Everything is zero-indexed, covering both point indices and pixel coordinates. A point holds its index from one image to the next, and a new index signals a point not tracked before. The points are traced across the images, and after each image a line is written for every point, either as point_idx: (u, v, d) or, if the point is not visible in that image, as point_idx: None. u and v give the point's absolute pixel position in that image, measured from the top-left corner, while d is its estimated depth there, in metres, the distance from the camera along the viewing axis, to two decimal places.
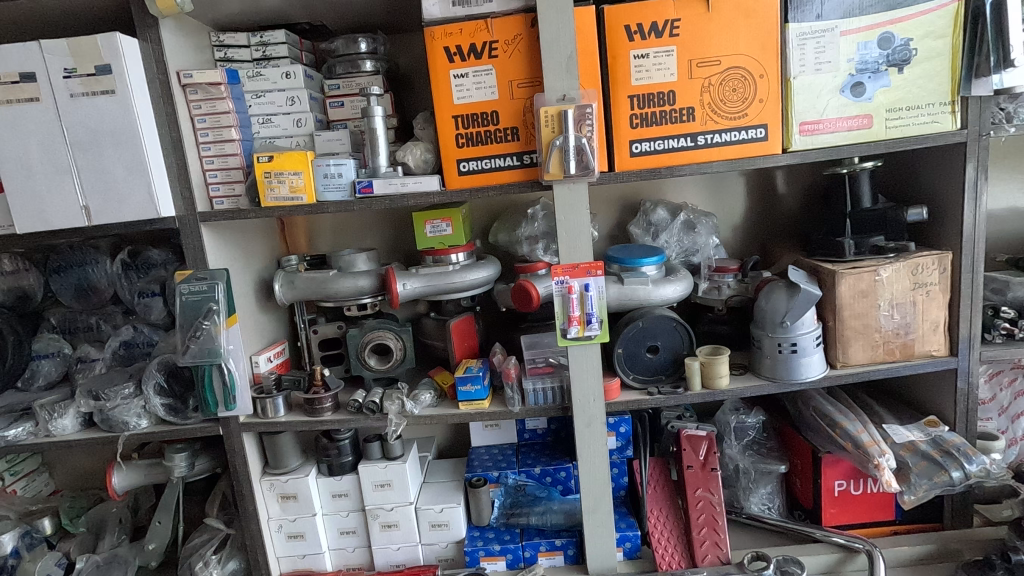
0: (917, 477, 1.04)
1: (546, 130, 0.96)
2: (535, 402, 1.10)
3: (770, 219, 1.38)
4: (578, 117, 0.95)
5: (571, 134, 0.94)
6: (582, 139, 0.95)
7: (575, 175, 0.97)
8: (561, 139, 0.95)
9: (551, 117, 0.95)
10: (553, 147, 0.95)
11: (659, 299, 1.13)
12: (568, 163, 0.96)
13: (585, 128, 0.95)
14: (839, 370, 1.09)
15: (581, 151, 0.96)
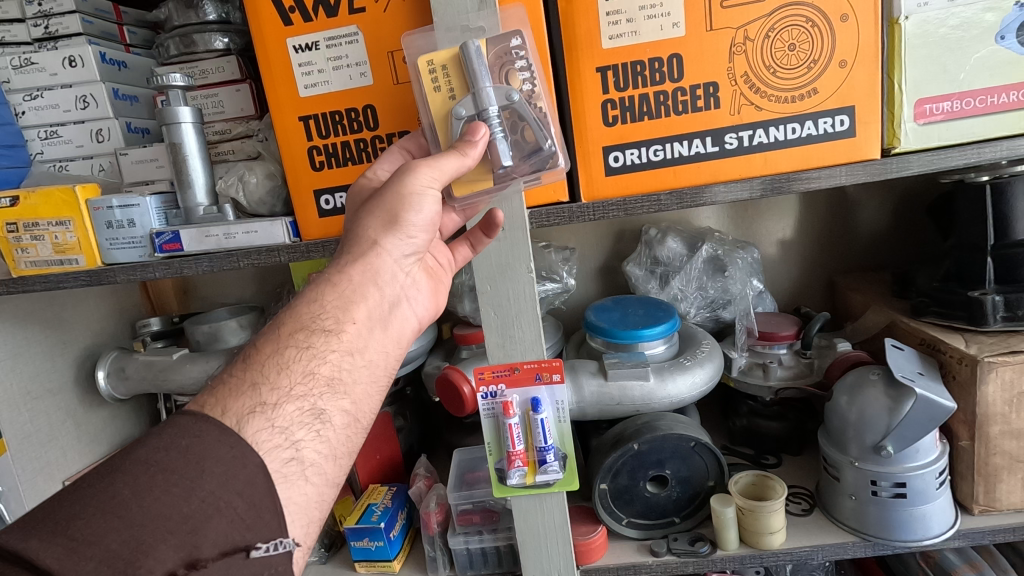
0: None
1: (439, 98, 0.50)
2: (466, 568, 0.69)
3: (839, 244, 0.93)
4: (499, 62, 0.50)
5: (489, 90, 0.48)
6: (515, 96, 0.49)
7: (518, 169, 0.50)
8: (467, 103, 0.48)
9: (442, 70, 0.49)
10: (456, 120, 0.48)
11: (666, 400, 0.69)
12: (493, 147, 0.48)
13: (516, 79, 0.50)
14: (979, 520, 0.64)
15: (518, 124, 0.50)
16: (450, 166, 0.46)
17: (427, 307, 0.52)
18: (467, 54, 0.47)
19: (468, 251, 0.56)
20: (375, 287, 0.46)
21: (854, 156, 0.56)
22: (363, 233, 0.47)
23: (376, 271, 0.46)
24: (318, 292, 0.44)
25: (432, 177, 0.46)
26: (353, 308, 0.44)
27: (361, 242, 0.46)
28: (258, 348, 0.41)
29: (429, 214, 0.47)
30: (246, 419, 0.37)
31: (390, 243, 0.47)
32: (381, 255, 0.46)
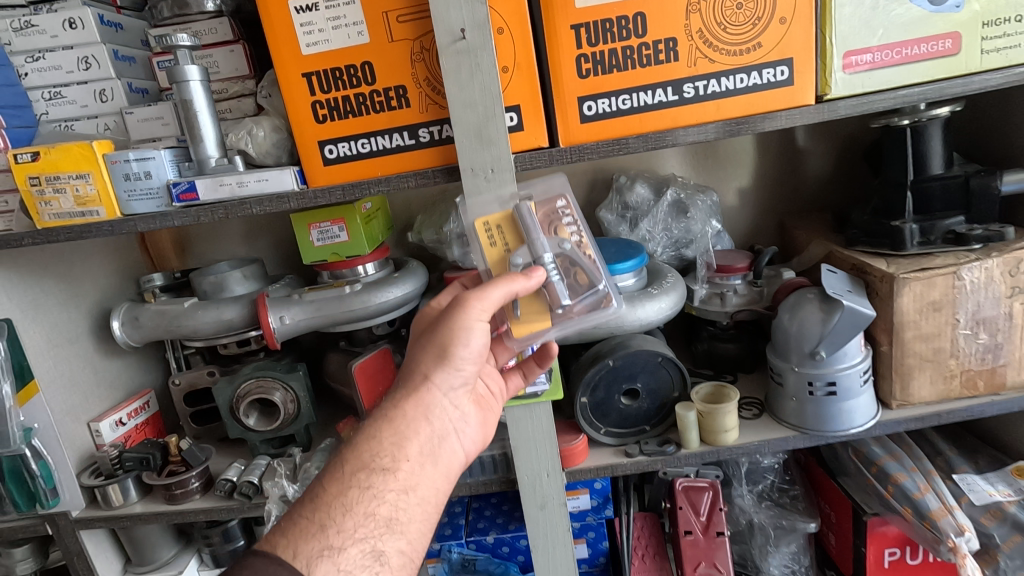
0: (1010, 559, 0.76)
1: (495, 252, 0.60)
2: (467, 476, 0.79)
3: (788, 188, 1.03)
4: (547, 220, 0.60)
5: (543, 243, 0.58)
6: (565, 245, 0.59)
7: (575, 308, 0.60)
8: (524, 254, 0.59)
9: (496, 228, 0.60)
10: (514, 268, 0.58)
11: (637, 324, 0.79)
12: (552, 288, 0.58)
13: (565, 233, 0.60)
14: (896, 412, 0.77)
15: (573, 266, 0.60)
16: (497, 297, 0.56)
17: (475, 438, 0.65)
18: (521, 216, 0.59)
19: (520, 379, 0.72)
20: (427, 422, 0.57)
21: (793, 102, 0.65)
22: (420, 358, 0.59)
23: (424, 392, 0.58)
24: (376, 429, 0.55)
25: (485, 303, 0.56)
26: (408, 447, 0.55)
27: (416, 373, 0.58)
28: (322, 488, 0.51)
29: (475, 347, 0.59)
30: (316, 561, 0.45)
31: (438, 375, 0.58)
32: (431, 389, 0.58)
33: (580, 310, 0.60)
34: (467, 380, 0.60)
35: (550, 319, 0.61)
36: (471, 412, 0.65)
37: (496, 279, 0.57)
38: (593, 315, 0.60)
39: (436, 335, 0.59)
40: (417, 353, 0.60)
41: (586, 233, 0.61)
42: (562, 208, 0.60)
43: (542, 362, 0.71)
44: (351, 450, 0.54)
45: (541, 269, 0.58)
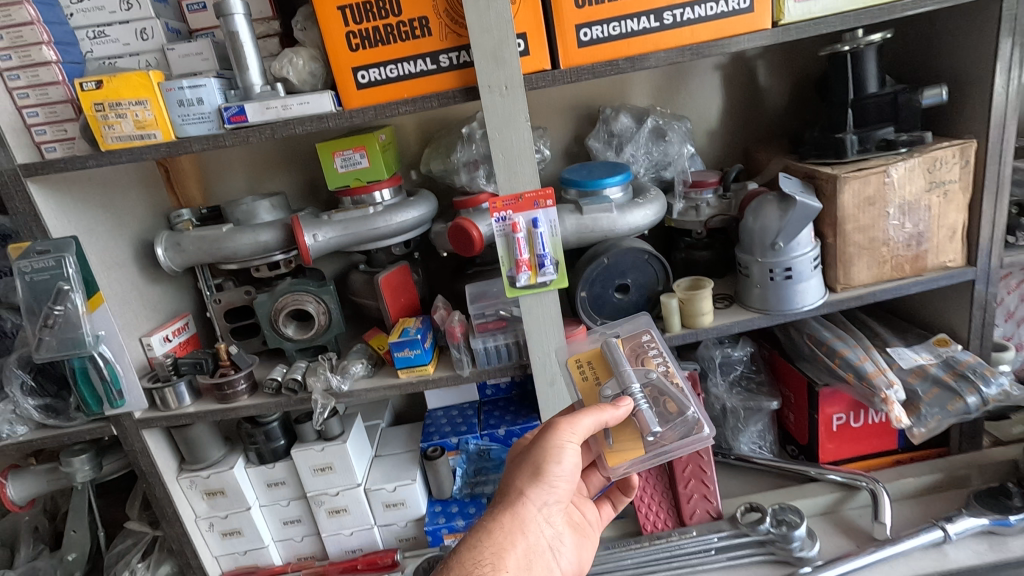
0: (929, 407, 0.92)
1: (587, 384, 0.75)
2: (486, 363, 0.93)
3: (752, 118, 1.17)
4: (634, 353, 0.77)
5: (629, 369, 0.71)
6: (651, 375, 0.72)
7: (664, 433, 0.67)
8: (613, 386, 0.71)
9: (587, 366, 0.77)
10: (603, 396, 0.70)
11: (626, 228, 0.93)
12: (643, 415, 0.66)
13: (650, 363, 0.75)
14: (840, 294, 0.93)
15: (661, 395, 0.70)
16: (589, 423, 0.65)
17: (574, 546, 0.73)
18: (609, 348, 0.75)
19: (610, 509, 0.84)
20: (523, 534, 0.65)
21: (752, 27, 0.79)
22: (516, 480, 0.68)
23: (523, 512, 0.65)
24: (479, 539, 0.64)
25: (578, 428, 0.65)
26: (510, 558, 0.63)
27: (514, 490, 0.67)
28: None
29: (569, 463, 0.67)
30: None
31: (533, 494, 0.66)
32: (526, 504, 0.66)
33: (671, 431, 0.67)
34: (561, 503, 0.68)
35: (642, 444, 0.68)
36: (567, 534, 0.73)
37: (587, 409, 0.67)
38: (684, 441, 0.67)
39: (532, 457, 0.68)
40: (511, 473, 0.70)
41: (672, 367, 0.74)
42: (645, 341, 0.79)
43: (626, 489, 0.84)
44: (460, 552, 0.63)
45: (626, 398, 0.68)
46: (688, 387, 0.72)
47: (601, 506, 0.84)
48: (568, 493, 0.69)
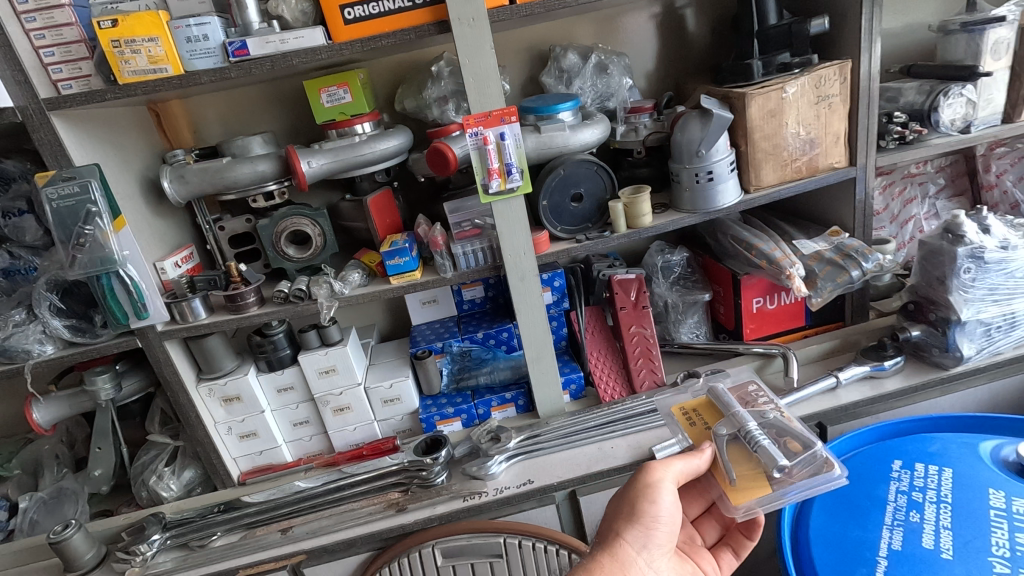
0: (824, 281, 1.15)
1: (697, 430, 0.89)
2: (466, 266, 1.09)
3: (681, 54, 1.34)
4: (747, 403, 0.90)
5: (739, 410, 0.85)
6: (769, 420, 0.84)
7: (796, 472, 0.76)
8: (731, 428, 0.83)
9: (694, 414, 0.92)
10: (720, 435, 0.83)
11: (578, 144, 1.10)
12: (766, 449, 0.76)
13: (760, 407, 0.88)
14: (753, 194, 1.13)
15: (781, 438, 0.81)
16: (679, 465, 0.80)
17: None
18: (716, 393, 0.90)
19: (732, 557, 0.90)
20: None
21: None
22: (614, 524, 0.76)
23: (622, 554, 0.73)
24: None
25: None
26: None
27: (611, 535, 0.75)
28: None
29: (667, 502, 0.76)
30: None
31: (631, 538, 0.74)
32: (623, 545, 0.73)
33: (798, 468, 0.76)
34: (661, 549, 0.76)
35: (768, 481, 0.77)
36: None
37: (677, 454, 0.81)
38: (814, 477, 0.75)
39: (629, 500, 0.77)
40: (608, 518, 0.79)
41: (786, 416, 0.86)
42: (753, 391, 0.93)
43: (750, 532, 0.90)
44: None
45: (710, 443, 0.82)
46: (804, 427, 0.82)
47: (722, 555, 0.90)
48: (669, 540, 0.76)
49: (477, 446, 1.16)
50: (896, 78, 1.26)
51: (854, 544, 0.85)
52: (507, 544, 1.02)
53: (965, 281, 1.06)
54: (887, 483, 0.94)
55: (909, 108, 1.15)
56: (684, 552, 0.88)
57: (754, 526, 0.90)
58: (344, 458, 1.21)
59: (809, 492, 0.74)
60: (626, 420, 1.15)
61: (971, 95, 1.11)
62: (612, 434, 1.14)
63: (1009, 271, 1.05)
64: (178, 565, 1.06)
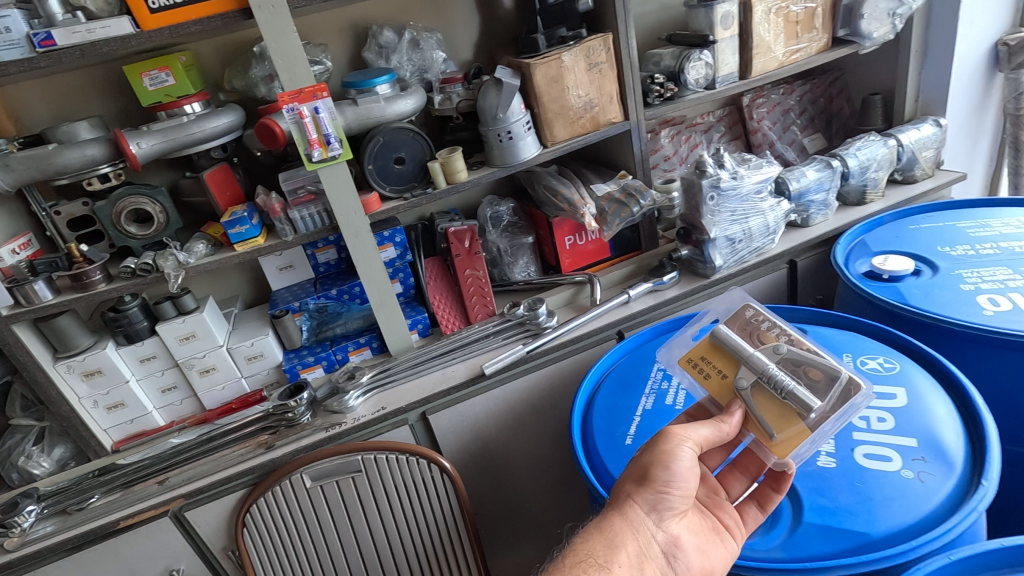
0: (612, 217, 1.41)
1: (712, 379, 0.81)
2: (305, 228, 1.23)
3: (493, 27, 1.52)
4: (750, 333, 0.80)
5: (754, 353, 0.77)
6: (783, 351, 0.76)
7: (831, 404, 0.73)
8: (747, 377, 0.77)
9: (701, 362, 0.82)
10: (741, 390, 0.77)
11: (395, 115, 1.25)
12: (794, 396, 0.73)
13: (768, 337, 0.79)
14: (549, 149, 1.36)
15: (807, 366, 0.75)
16: (705, 432, 0.77)
17: (694, 548, 0.78)
18: (720, 337, 0.80)
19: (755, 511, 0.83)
20: (632, 533, 0.76)
21: None
22: (625, 485, 0.79)
23: (632, 513, 0.77)
24: (591, 537, 0.76)
25: (688, 434, 0.77)
26: (624, 557, 0.74)
27: (620, 495, 0.78)
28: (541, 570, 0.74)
29: (683, 461, 0.77)
30: None
31: (641, 499, 0.77)
32: (633, 505, 0.77)
33: (834, 402, 0.73)
34: (673, 511, 0.78)
35: (805, 424, 0.73)
36: (695, 536, 0.80)
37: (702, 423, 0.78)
38: (846, 405, 0.72)
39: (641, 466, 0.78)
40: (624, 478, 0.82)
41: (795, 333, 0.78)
42: (753, 315, 0.81)
43: (777, 484, 0.83)
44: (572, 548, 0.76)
45: (734, 405, 0.78)
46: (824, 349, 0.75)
47: (746, 510, 0.84)
48: (682, 500, 0.78)
49: (336, 386, 1.33)
50: (663, 44, 1.52)
51: (620, 407, 1.13)
52: (365, 460, 1.21)
53: (714, 205, 1.36)
54: (653, 366, 1.22)
55: (667, 70, 1.42)
56: (705, 508, 0.85)
57: (781, 475, 0.82)
58: (215, 414, 1.33)
59: (842, 422, 0.73)
60: (466, 349, 1.37)
61: (709, 58, 1.39)
62: (454, 361, 1.36)
63: (740, 194, 1.37)
64: (58, 528, 1.15)
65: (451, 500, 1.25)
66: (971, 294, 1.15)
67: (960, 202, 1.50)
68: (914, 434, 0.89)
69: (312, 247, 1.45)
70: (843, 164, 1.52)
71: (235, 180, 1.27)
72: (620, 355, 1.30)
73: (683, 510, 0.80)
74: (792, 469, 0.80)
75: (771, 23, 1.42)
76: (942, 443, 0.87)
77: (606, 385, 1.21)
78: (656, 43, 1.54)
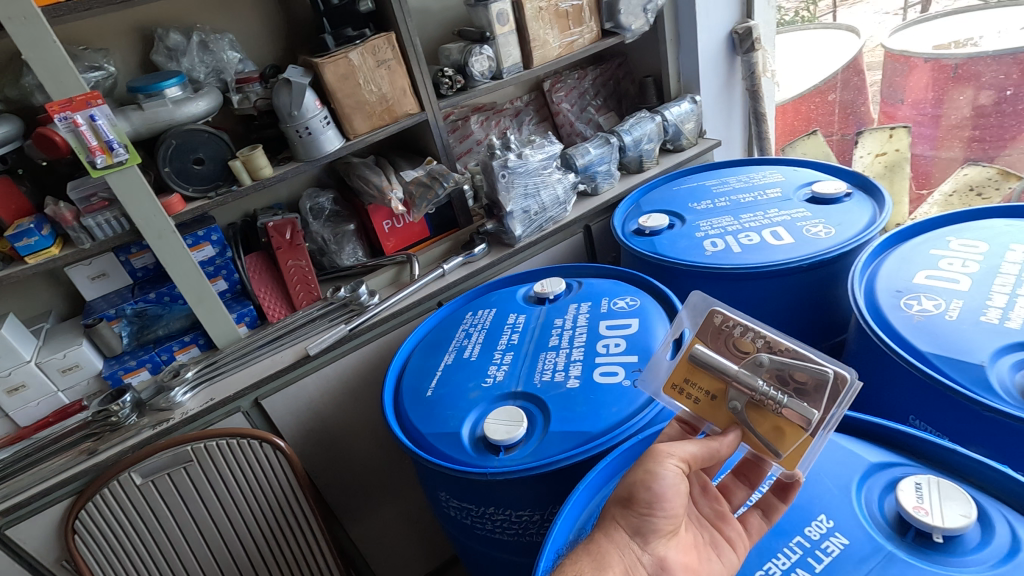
0: (420, 200, 1.56)
1: (699, 402, 0.72)
2: (103, 234, 1.25)
3: (291, 27, 1.58)
4: (722, 343, 0.70)
5: (737, 369, 0.67)
6: (764, 361, 0.66)
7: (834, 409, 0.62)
8: (735, 397, 0.68)
9: (682, 385, 0.73)
10: (732, 411, 0.69)
11: (186, 116, 1.29)
12: (786, 410, 0.64)
13: (746, 345, 0.68)
14: (352, 141, 1.46)
15: (795, 370, 0.64)
16: (695, 452, 0.70)
17: (681, 568, 0.69)
18: (694, 358, 0.70)
19: (756, 518, 0.77)
20: (617, 553, 0.66)
21: None
22: (609, 507, 0.70)
23: (617, 536, 0.68)
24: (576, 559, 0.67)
25: (676, 452, 0.70)
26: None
27: (604, 516, 0.69)
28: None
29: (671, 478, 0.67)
30: None
31: (626, 522, 0.68)
32: (617, 525, 0.68)
33: (829, 405, 0.63)
34: (659, 533, 0.68)
35: (806, 435, 0.64)
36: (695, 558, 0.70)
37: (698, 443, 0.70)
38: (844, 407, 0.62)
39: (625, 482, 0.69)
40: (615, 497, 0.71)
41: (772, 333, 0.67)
42: (724, 321, 0.70)
43: (784, 494, 0.77)
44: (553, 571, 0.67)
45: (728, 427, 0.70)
46: (806, 347, 0.65)
47: (749, 519, 0.77)
48: (669, 522, 0.68)
49: (161, 385, 1.36)
50: (455, 39, 1.68)
51: (427, 366, 1.29)
52: (195, 449, 1.27)
53: (506, 183, 1.55)
54: (459, 327, 1.39)
55: (456, 64, 1.58)
56: (705, 518, 0.76)
57: (790, 486, 0.76)
58: (29, 429, 1.30)
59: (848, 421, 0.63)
60: (293, 335, 1.45)
61: (490, 53, 1.56)
62: (283, 347, 1.44)
63: (528, 171, 1.58)
64: None
65: (288, 476, 1.35)
66: (701, 240, 1.43)
67: (715, 164, 1.82)
68: (637, 354, 1.14)
69: (125, 254, 1.43)
70: (620, 140, 1.79)
71: (19, 192, 1.24)
72: (428, 329, 1.45)
73: (672, 530, 0.70)
74: (801, 479, 0.72)
75: (543, 19, 1.62)
76: None
77: (418, 350, 1.37)
78: (450, 38, 1.71)
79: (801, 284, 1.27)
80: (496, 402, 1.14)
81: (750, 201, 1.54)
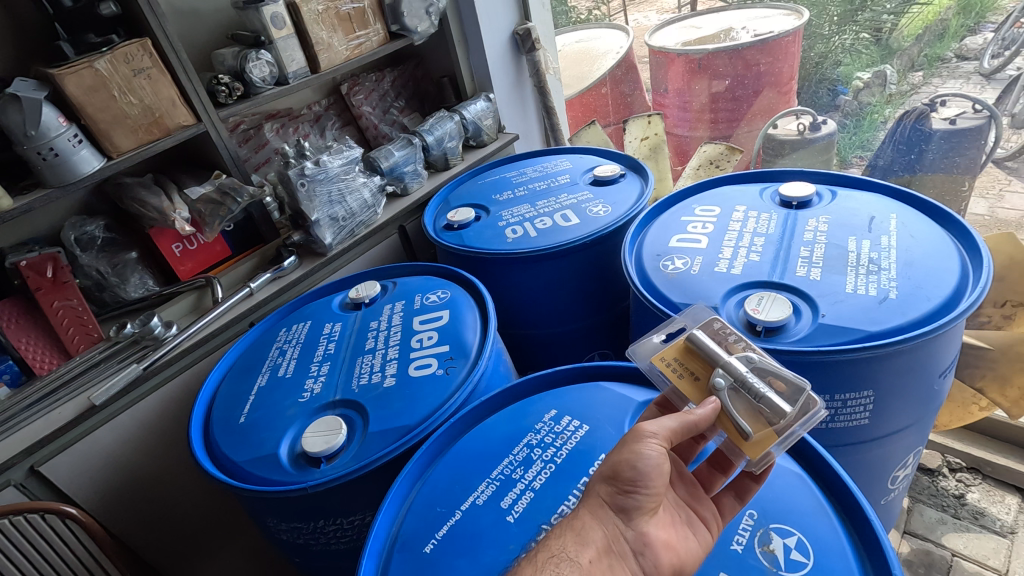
0: (210, 218, 1.46)
1: (682, 380, 0.75)
2: None
3: (18, 35, 1.36)
4: (719, 340, 0.77)
5: (730, 357, 0.72)
6: (750, 363, 0.72)
7: (801, 415, 0.67)
8: (721, 377, 0.71)
9: (672, 364, 0.77)
10: (716, 389, 0.70)
11: None
12: (765, 398, 0.67)
13: (736, 348, 0.76)
14: (116, 159, 1.30)
15: (774, 377, 0.71)
16: (671, 422, 0.68)
17: (661, 544, 0.67)
18: (695, 340, 0.75)
19: (728, 504, 0.76)
20: (598, 527, 0.66)
21: None
22: (594, 483, 0.69)
23: (600, 513, 0.67)
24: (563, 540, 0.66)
25: (655, 421, 0.68)
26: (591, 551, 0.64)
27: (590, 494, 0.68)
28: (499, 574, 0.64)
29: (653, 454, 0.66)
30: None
31: (609, 497, 0.67)
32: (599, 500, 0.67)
33: (798, 413, 0.67)
34: (641, 509, 0.66)
35: (773, 429, 0.67)
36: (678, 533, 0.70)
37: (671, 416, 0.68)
38: (808, 414, 0.66)
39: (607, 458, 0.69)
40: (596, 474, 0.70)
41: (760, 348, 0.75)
42: (720, 327, 0.79)
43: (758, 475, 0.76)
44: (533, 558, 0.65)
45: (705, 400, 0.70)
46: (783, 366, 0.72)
47: (723, 501, 0.76)
48: (652, 498, 0.66)
49: None
50: (229, 43, 1.59)
51: (238, 392, 1.22)
52: None
53: (307, 191, 1.51)
54: (273, 346, 1.33)
55: (231, 71, 1.49)
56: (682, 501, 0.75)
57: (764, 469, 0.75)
58: None
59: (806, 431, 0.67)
60: (72, 386, 1.26)
61: (269, 58, 1.50)
62: (60, 401, 1.23)
63: (329, 177, 1.56)
64: None
65: (87, 545, 1.19)
66: (503, 228, 1.53)
67: (513, 156, 1.95)
68: (450, 343, 1.19)
69: None
70: (422, 140, 1.84)
71: None
72: (238, 353, 1.36)
73: (654, 506, 0.68)
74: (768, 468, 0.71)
75: (325, 22, 1.59)
76: (466, 345, 1.18)
77: (227, 378, 1.28)
78: (225, 42, 1.63)
79: (588, 259, 1.44)
80: (314, 415, 1.11)
81: (544, 189, 1.69)
